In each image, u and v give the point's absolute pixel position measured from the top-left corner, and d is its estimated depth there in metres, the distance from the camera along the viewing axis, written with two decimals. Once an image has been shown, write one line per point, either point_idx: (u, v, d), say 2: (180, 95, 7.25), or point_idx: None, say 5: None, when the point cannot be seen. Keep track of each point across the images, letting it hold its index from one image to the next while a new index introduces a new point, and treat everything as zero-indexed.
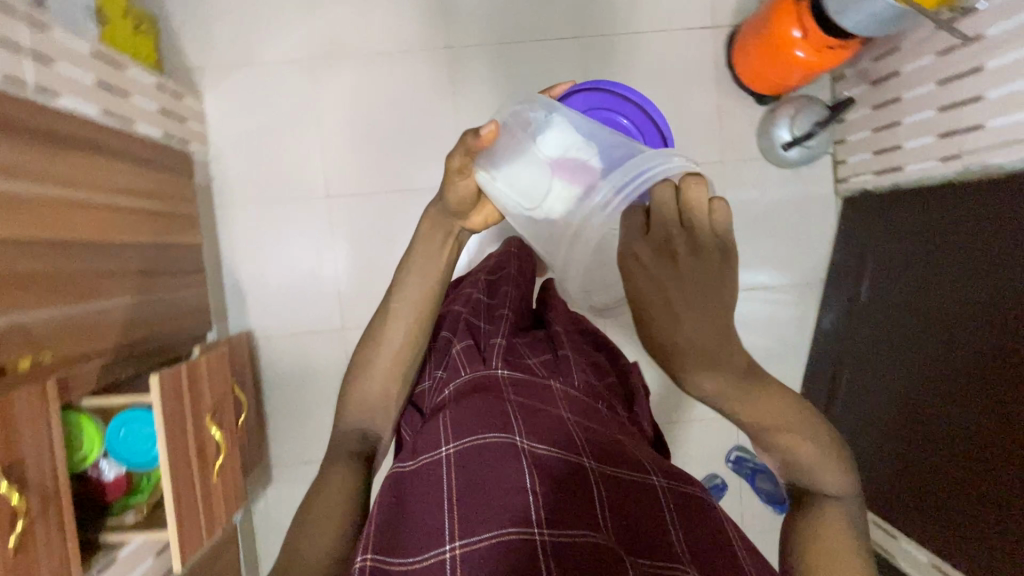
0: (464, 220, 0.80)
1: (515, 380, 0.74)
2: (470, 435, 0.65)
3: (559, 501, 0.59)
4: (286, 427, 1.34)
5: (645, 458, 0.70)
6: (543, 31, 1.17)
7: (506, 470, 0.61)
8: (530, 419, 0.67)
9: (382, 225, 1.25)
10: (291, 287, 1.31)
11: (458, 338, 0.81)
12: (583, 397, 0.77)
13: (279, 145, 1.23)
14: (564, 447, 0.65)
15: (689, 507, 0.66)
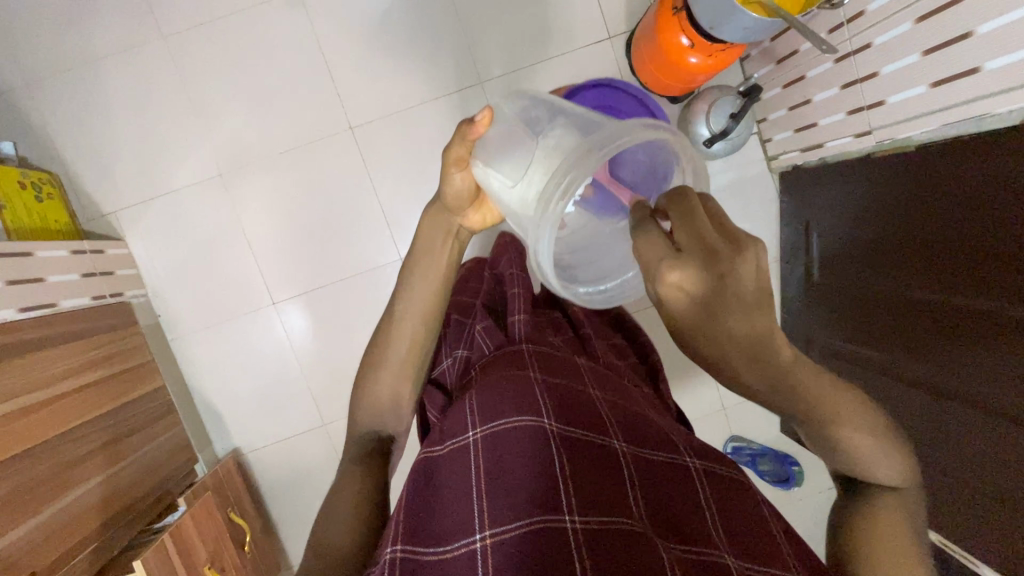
0: (463, 218, 0.87)
1: (542, 367, 0.74)
2: (500, 419, 0.65)
3: (587, 486, 0.59)
4: (297, 530, 1.31)
5: (674, 433, 0.71)
6: (454, 90, 1.22)
7: (537, 455, 0.61)
8: (560, 401, 0.67)
9: (339, 319, 1.27)
10: (264, 393, 1.27)
11: (482, 320, 0.90)
12: (606, 375, 0.80)
13: (219, 264, 1.23)
14: (596, 429, 0.65)
15: (721, 483, 0.66)
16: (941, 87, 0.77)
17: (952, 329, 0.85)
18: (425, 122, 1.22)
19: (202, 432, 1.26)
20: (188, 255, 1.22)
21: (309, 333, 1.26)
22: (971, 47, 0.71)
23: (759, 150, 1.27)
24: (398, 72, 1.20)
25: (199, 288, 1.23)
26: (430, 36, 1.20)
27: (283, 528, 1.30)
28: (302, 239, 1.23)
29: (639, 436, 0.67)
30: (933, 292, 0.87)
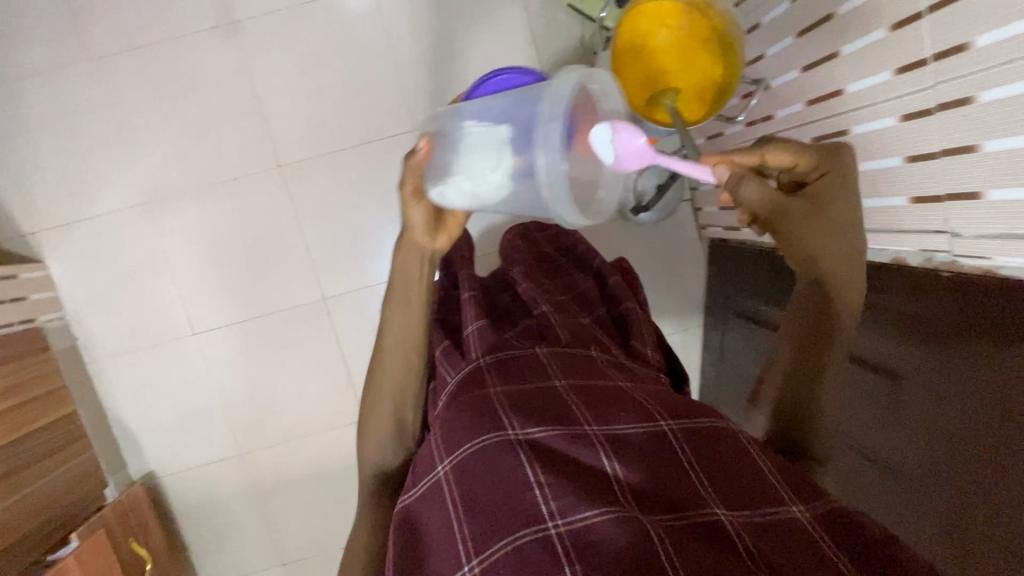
0: (434, 244, 0.69)
1: (505, 366, 0.67)
2: (464, 445, 0.60)
3: (565, 483, 0.54)
4: (212, 550, 1.32)
5: (649, 397, 0.65)
6: (385, 130, 1.20)
7: (508, 473, 0.56)
8: (520, 400, 0.62)
9: (257, 354, 1.27)
10: (182, 416, 1.27)
11: (439, 343, 0.77)
12: (576, 352, 0.70)
13: (141, 289, 1.22)
14: (563, 420, 0.59)
15: (707, 435, 0.61)
16: None
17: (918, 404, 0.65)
18: (353, 165, 1.21)
19: (116, 456, 1.26)
20: (107, 280, 1.21)
21: (226, 364, 1.26)
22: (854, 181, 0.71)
23: (692, 217, 1.26)
24: (327, 113, 1.19)
25: (120, 313, 1.23)
26: (361, 80, 1.18)
27: (196, 550, 1.32)
28: (223, 271, 1.23)
29: (609, 412, 0.61)
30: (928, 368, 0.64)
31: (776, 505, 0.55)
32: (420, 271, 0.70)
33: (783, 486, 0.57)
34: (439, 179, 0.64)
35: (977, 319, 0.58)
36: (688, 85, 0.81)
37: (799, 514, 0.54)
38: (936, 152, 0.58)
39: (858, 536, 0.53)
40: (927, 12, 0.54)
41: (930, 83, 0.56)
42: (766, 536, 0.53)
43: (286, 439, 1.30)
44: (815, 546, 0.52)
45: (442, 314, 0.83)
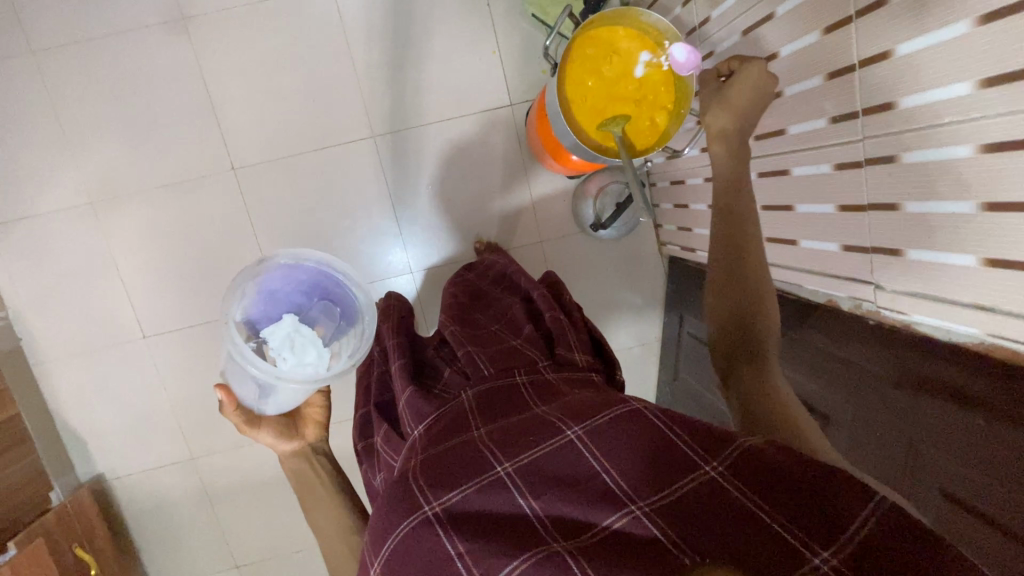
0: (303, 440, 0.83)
1: (432, 427, 0.62)
2: (387, 543, 0.51)
3: (485, 546, 0.47)
4: (164, 554, 1.32)
5: (558, 411, 0.58)
6: (340, 137, 1.17)
7: (431, 559, 0.48)
8: (435, 466, 0.54)
9: (210, 359, 1.25)
10: (131, 421, 1.25)
11: (379, 428, 0.72)
12: (498, 384, 0.66)
13: (86, 290, 1.19)
14: (475, 472, 0.52)
15: (615, 422, 0.53)
16: (774, 245, 0.78)
17: (883, 441, 0.61)
18: (310, 170, 1.18)
19: (63, 459, 1.24)
20: (53, 280, 1.18)
21: (178, 369, 1.24)
22: (794, 221, 0.72)
23: (653, 233, 1.26)
24: (282, 116, 1.16)
25: (65, 315, 1.20)
26: (318, 83, 1.15)
27: (147, 552, 1.31)
28: (175, 275, 1.20)
29: (519, 442, 0.54)
30: (892, 402, 0.60)
31: (688, 474, 0.49)
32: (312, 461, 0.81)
33: (690, 448, 0.50)
34: (260, 401, 0.81)
35: (927, 374, 0.56)
36: (639, 111, 0.81)
37: (713, 475, 0.48)
38: (864, 206, 0.58)
39: (785, 482, 0.45)
40: (857, 65, 0.54)
41: (861, 137, 0.56)
42: (692, 518, 0.46)
43: (239, 444, 1.29)
44: (742, 513, 0.45)
45: (380, 394, 0.79)
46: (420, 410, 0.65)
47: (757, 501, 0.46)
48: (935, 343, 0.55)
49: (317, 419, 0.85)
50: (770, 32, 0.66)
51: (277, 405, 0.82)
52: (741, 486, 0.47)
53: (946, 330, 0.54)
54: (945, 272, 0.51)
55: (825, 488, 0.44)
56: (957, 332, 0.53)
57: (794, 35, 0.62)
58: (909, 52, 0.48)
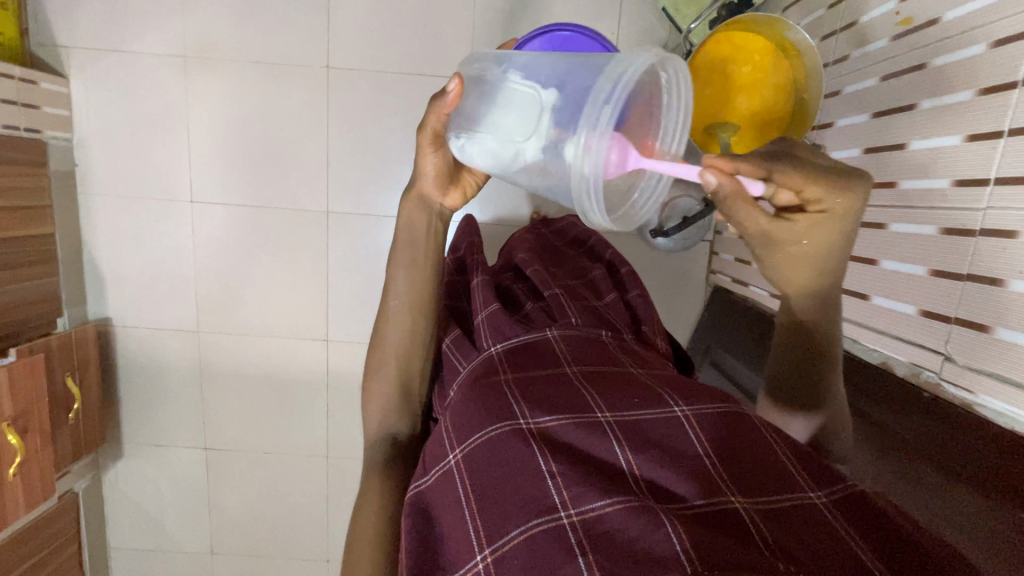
0: (441, 198, 0.80)
1: (523, 354, 0.71)
2: (474, 434, 0.61)
3: (575, 474, 0.54)
4: (142, 412, 1.33)
5: (661, 385, 0.65)
6: (435, 67, 1.17)
7: (516, 461, 0.57)
8: (535, 395, 0.63)
9: (245, 242, 1.25)
10: (153, 276, 1.27)
11: (449, 331, 0.85)
12: (587, 334, 0.75)
13: (152, 138, 1.20)
14: (575, 410, 0.61)
15: (725, 420, 0.59)
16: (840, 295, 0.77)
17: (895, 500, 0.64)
18: (398, 92, 1.18)
19: (79, 291, 1.25)
20: (125, 119, 1.19)
21: (213, 241, 1.25)
22: (871, 275, 0.70)
23: (705, 258, 1.25)
24: (388, 31, 1.16)
25: (124, 155, 1.21)
26: (432, 11, 1.15)
27: (126, 406, 1.33)
28: (239, 151, 1.21)
29: (622, 399, 0.62)
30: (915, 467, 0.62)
31: (793, 490, 0.53)
32: (428, 225, 0.82)
33: (798, 472, 0.55)
34: (459, 128, 0.67)
35: (961, 449, 0.58)
36: (756, 126, 0.79)
37: (815, 501, 0.52)
38: (962, 274, 0.57)
39: (872, 520, 0.51)
40: (1005, 133, 0.53)
41: (983, 205, 0.55)
42: (782, 522, 0.50)
43: (246, 332, 1.30)
44: (830, 533, 0.50)
45: (453, 301, 0.91)
46: (501, 330, 0.75)
47: (848, 530, 0.50)
48: (993, 427, 0.55)
49: (465, 192, 0.81)
50: (914, 83, 0.65)
51: (458, 148, 0.66)
52: (839, 518, 0.51)
53: (1013, 416, 0.53)
54: None
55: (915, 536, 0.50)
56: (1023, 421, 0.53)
57: (940, 91, 0.61)
58: None
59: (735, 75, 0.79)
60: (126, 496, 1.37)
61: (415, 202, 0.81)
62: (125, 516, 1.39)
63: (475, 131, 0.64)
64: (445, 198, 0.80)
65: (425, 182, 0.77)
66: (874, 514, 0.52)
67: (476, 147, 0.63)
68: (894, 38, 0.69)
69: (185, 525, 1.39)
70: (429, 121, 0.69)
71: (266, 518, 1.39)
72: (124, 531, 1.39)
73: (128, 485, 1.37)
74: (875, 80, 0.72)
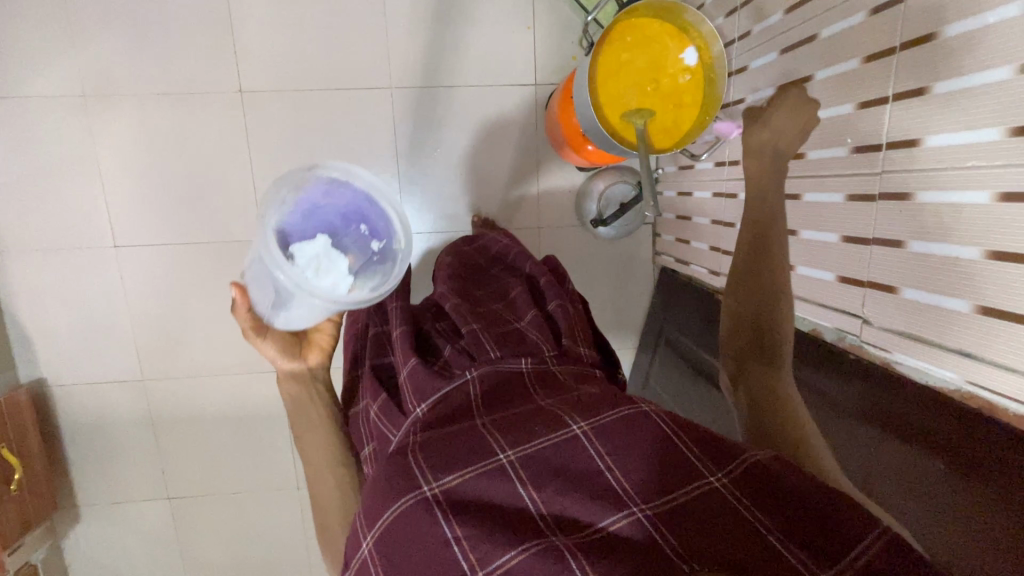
0: (304, 363, 0.86)
1: (433, 410, 0.72)
2: (383, 515, 0.62)
3: (484, 533, 0.57)
4: (95, 470, 1.27)
5: (562, 406, 0.68)
6: (356, 79, 1.14)
7: (426, 531, 0.58)
8: (437, 454, 0.64)
9: (180, 281, 1.20)
10: (85, 329, 1.20)
11: (375, 396, 0.81)
12: (505, 369, 0.78)
13: (61, 184, 1.13)
14: (477, 460, 0.62)
15: (618, 427, 0.63)
16: None
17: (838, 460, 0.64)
18: (320, 109, 1.15)
19: (6, 354, 1.18)
20: (29, 168, 1.12)
21: (145, 285, 1.20)
22: (793, 246, 0.72)
23: (649, 242, 1.26)
24: (301, 48, 1.12)
25: (33, 206, 1.14)
26: (345, 22, 1.12)
27: (76, 467, 1.26)
28: (160, 188, 1.16)
29: (521, 435, 0.64)
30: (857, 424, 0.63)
31: (693, 481, 0.59)
32: (306, 385, 0.86)
33: (695, 459, 0.60)
34: (271, 312, 0.78)
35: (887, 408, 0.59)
36: (665, 107, 0.80)
37: (714, 485, 0.58)
38: (869, 239, 0.59)
39: (762, 484, 0.57)
40: (891, 98, 0.55)
41: (880, 169, 0.57)
42: (675, 525, 0.56)
43: (194, 373, 1.25)
44: (734, 520, 0.56)
45: (376, 356, 0.89)
46: (420, 387, 0.75)
47: (744, 505, 0.57)
48: (910, 382, 0.57)
49: (321, 347, 0.87)
50: (809, 54, 0.66)
51: (285, 321, 0.78)
52: (733, 496, 0.57)
53: (928, 372, 0.55)
54: (937, 315, 0.52)
55: (800, 494, 0.56)
56: (935, 376, 0.55)
57: (832, 61, 0.62)
58: (949, 89, 0.49)
59: (648, 60, 0.79)
60: (88, 560, 1.31)
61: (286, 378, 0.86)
62: None
63: (286, 311, 0.76)
64: (306, 360, 0.85)
65: (281, 364, 0.84)
66: (766, 480, 0.58)
67: (296, 316, 0.77)
68: (788, 12, 0.70)
69: None
70: (241, 321, 0.80)
71: (243, 559, 1.36)
72: None
73: (90, 550, 1.31)
74: (775, 54, 0.74)
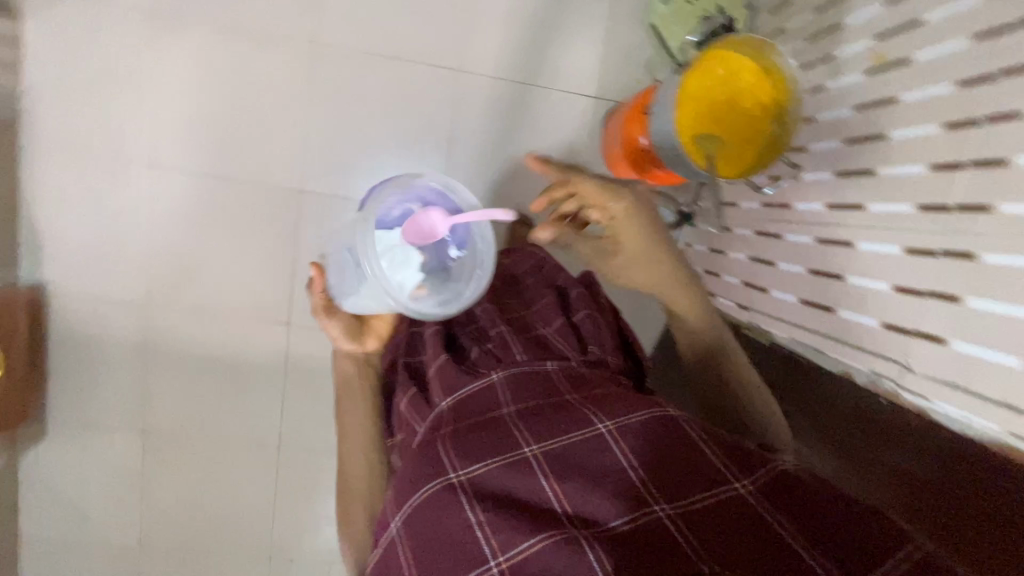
0: (362, 347, 0.94)
1: (463, 401, 0.77)
2: (413, 496, 0.70)
3: (502, 521, 0.63)
4: (74, 389, 1.22)
5: (588, 403, 0.73)
6: (428, 56, 1.16)
7: (452, 515, 0.65)
8: (466, 446, 0.70)
9: (208, 215, 1.19)
10: (100, 243, 1.17)
11: (405, 391, 0.86)
12: (531, 370, 0.80)
13: (111, 94, 1.12)
14: (505, 452, 0.69)
15: (645, 428, 0.68)
16: (808, 309, 0.83)
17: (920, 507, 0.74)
18: (388, 76, 1.16)
19: (11, 248, 1.14)
20: (84, 70, 1.10)
21: (170, 212, 1.18)
22: (839, 291, 0.76)
23: None
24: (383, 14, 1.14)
25: (77, 108, 1.11)
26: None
27: (54, 382, 1.21)
28: (207, 117, 1.15)
29: (547, 430, 0.70)
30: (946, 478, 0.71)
31: (715, 484, 0.63)
32: (358, 369, 0.94)
33: (721, 462, 0.65)
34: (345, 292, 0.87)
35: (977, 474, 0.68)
36: (733, 136, 0.84)
37: (738, 491, 0.62)
38: (922, 291, 0.63)
39: (783, 492, 0.61)
40: (968, 165, 0.59)
41: (945, 230, 0.61)
42: (692, 525, 0.60)
43: (196, 309, 1.22)
44: (755, 524, 0.59)
45: (407, 352, 0.93)
46: (449, 381, 0.80)
47: (768, 511, 0.60)
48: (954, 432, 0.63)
49: (380, 334, 0.95)
50: (888, 114, 0.70)
51: (353, 304, 0.87)
52: (760, 503, 0.61)
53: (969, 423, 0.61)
54: (989, 370, 0.55)
55: (823, 503, 0.60)
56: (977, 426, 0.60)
57: (909, 124, 0.66)
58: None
59: (736, 89, 0.83)
60: (43, 482, 1.25)
61: (342, 357, 0.95)
62: (40, 506, 1.26)
63: (360, 295, 0.85)
64: (365, 345, 0.94)
65: (340, 343, 0.92)
66: (797, 490, 0.62)
67: (367, 301, 0.85)
68: (871, 73, 0.75)
69: (110, 518, 1.28)
70: (314, 301, 0.90)
71: (202, 511, 1.30)
72: (34, 524, 1.26)
73: (48, 471, 1.24)
74: (848, 110, 0.78)
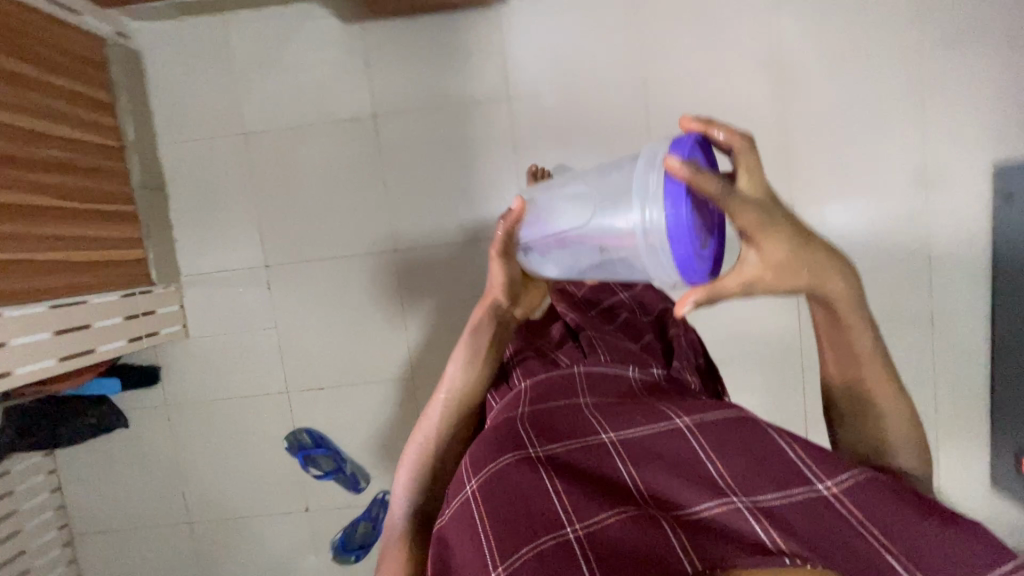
0: (513, 310, 0.84)
1: (544, 381, 0.73)
2: (485, 463, 0.62)
3: (575, 498, 0.56)
4: (400, 40, 1.22)
5: (665, 401, 0.67)
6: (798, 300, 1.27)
7: (525, 487, 0.58)
8: (541, 427, 0.65)
9: (605, 137, 1.24)
10: (553, 43, 1.21)
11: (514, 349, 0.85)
12: (611, 368, 0.76)
13: (692, 32, 1.21)
14: (581, 435, 0.63)
15: (721, 425, 0.61)
16: None
17: None
18: None
19: None
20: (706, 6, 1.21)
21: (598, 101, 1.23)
22: None
23: None
24: None
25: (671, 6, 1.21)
26: None
27: (403, 22, 1.21)
28: None
29: (626, 418, 0.64)
30: None
31: (801, 484, 0.55)
32: (495, 336, 0.83)
33: (804, 465, 0.56)
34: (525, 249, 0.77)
35: None
36: None
37: (820, 492, 0.54)
38: None
39: (880, 500, 0.53)
40: None
41: None
42: (783, 520, 0.52)
43: (515, 143, 1.24)
44: (839, 526, 0.52)
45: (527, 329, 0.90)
46: (530, 369, 0.79)
47: (858, 517, 0.52)
48: None
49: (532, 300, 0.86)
50: None
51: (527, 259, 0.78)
52: (846, 505, 0.53)
53: None
54: None
55: (907, 517, 0.52)
56: None
57: None
58: None
59: None
60: (293, 26, 1.21)
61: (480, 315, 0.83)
62: (266, 27, 1.21)
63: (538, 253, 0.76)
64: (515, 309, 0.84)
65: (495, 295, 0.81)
66: (886, 490, 0.53)
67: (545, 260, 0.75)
68: None
69: (270, 98, 1.23)
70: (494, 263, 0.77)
71: (307, 192, 1.24)
72: (251, 31, 1.21)
73: (307, 29, 1.21)
74: None
